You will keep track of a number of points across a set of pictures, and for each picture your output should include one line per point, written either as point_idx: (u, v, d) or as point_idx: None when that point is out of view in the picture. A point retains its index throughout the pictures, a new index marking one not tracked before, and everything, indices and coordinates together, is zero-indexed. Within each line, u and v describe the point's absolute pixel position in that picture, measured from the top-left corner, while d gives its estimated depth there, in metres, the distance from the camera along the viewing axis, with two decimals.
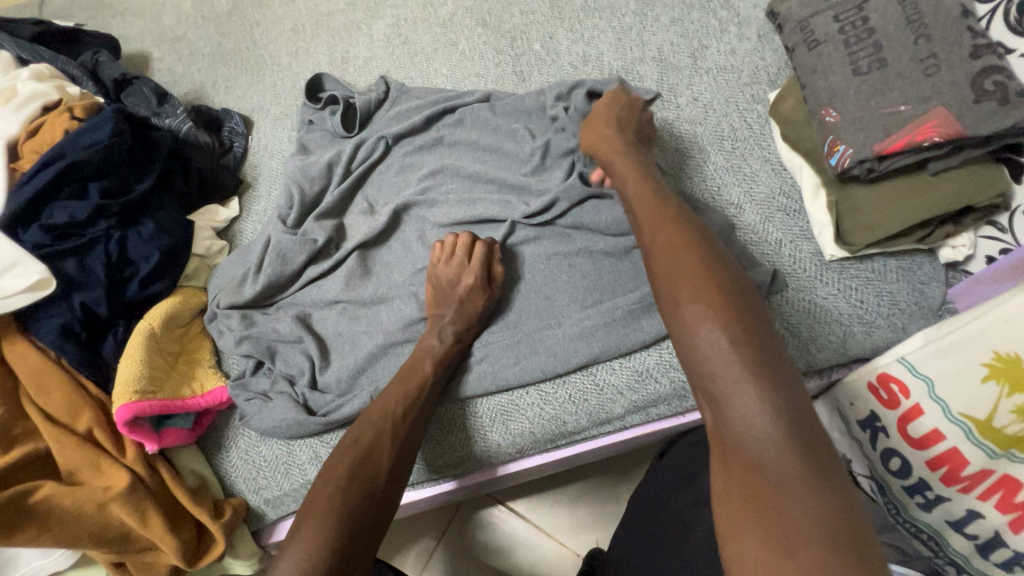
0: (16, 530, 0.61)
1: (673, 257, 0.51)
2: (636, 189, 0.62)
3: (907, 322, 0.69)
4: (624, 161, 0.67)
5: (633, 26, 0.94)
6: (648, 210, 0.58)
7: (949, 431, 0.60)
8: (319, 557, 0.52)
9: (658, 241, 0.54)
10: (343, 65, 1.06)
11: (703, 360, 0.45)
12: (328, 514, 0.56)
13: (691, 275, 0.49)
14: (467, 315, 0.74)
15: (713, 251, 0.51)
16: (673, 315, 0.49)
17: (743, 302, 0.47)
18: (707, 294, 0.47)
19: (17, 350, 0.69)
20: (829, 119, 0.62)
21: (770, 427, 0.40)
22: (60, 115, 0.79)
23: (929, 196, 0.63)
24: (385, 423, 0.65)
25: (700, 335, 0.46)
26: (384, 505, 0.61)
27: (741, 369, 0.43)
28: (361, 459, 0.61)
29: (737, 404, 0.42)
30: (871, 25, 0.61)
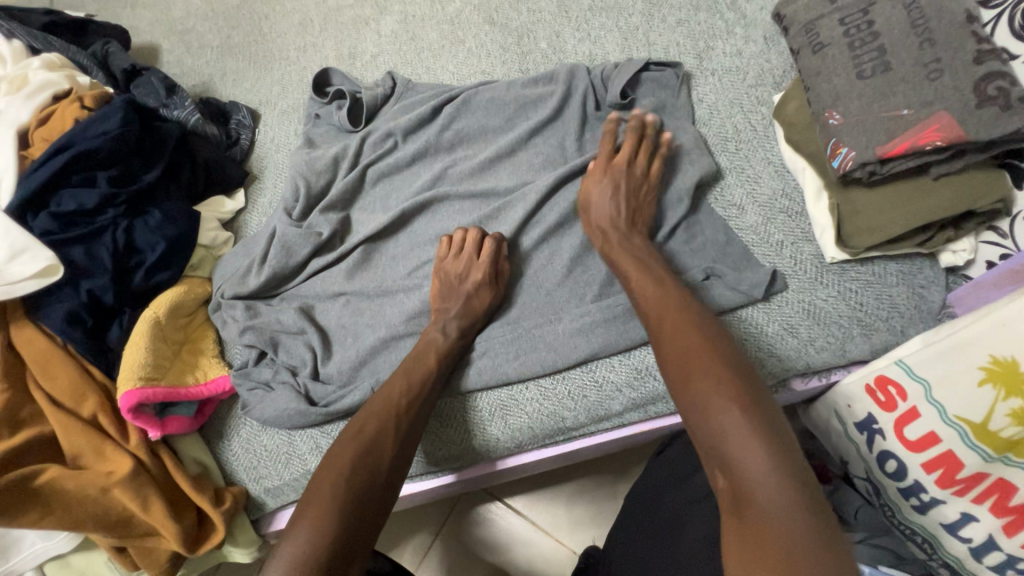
0: (20, 512, 0.62)
1: (684, 340, 0.59)
2: (641, 282, 0.68)
3: (906, 325, 0.69)
4: (624, 253, 0.72)
5: (640, 26, 0.94)
6: (657, 302, 0.65)
7: (945, 434, 0.60)
8: (320, 547, 0.53)
9: (671, 332, 0.61)
10: (351, 60, 1.06)
11: (718, 433, 0.50)
12: (330, 504, 0.56)
13: (704, 362, 0.55)
14: (473, 311, 0.75)
15: (723, 342, 0.58)
16: (688, 396, 0.54)
17: (753, 386, 0.53)
18: (720, 378, 0.53)
19: (24, 334, 0.70)
20: (832, 121, 0.62)
21: (783, 488, 0.44)
22: (71, 105, 0.79)
23: (931, 200, 0.64)
24: (389, 416, 0.66)
25: (713, 404, 0.51)
26: (387, 496, 0.61)
27: (755, 438, 0.48)
28: (364, 450, 0.62)
29: (750, 468, 0.46)
30: (876, 29, 0.61)
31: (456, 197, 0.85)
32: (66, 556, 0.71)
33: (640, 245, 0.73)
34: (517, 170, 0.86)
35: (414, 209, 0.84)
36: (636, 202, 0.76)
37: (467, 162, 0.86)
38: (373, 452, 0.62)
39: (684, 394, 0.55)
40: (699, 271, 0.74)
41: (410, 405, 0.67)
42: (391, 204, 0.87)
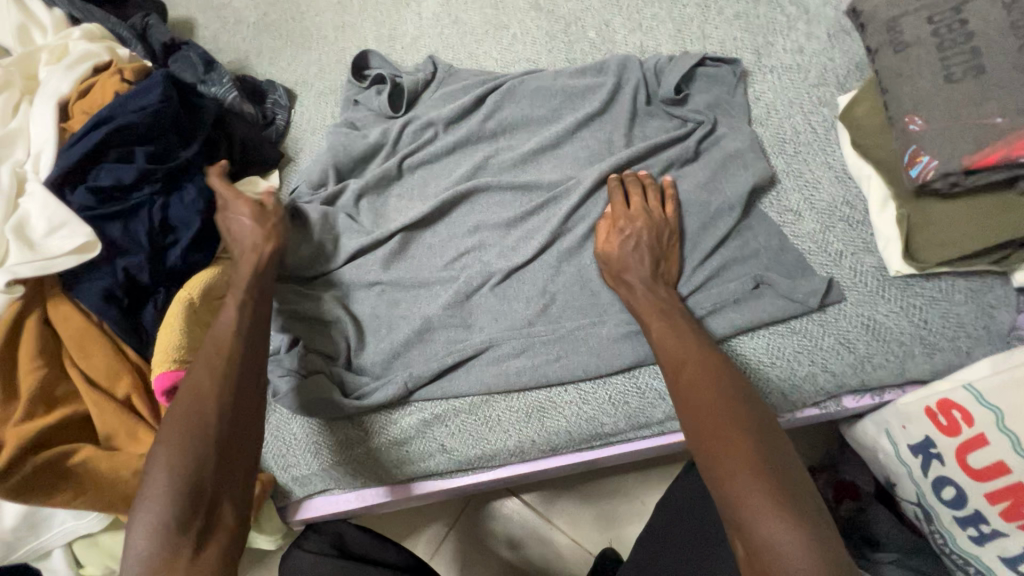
0: (54, 491, 0.61)
1: (704, 399, 0.59)
2: (660, 331, 0.66)
3: (972, 346, 0.65)
4: (648, 300, 0.69)
5: (694, 18, 0.90)
6: (679, 352, 0.64)
7: (1015, 465, 0.57)
8: (165, 514, 0.53)
9: (692, 389, 0.60)
10: (390, 42, 1.03)
11: (743, 505, 0.51)
12: (161, 476, 0.54)
13: (729, 430, 0.56)
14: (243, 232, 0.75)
15: (741, 399, 0.59)
16: (710, 463, 0.55)
17: (777, 456, 0.54)
18: (745, 448, 0.54)
19: (59, 311, 0.69)
20: (912, 127, 0.58)
21: (810, 563, 0.47)
22: (112, 77, 0.78)
23: (1013, 216, 0.60)
24: (209, 372, 0.60)
25: (732, 471, 0.53)
26: (233, 447, 0.58)
27: (771, 510, 0.50)
28: (186, 411, 0.57)
29: (777, 541, 0.49)
30: (970, 29, 0.57)
31: (498, 189, 0.82)
32: (95, 535, 0.69)
33: (668, 294, 0.70)
34: (563, 163, 0.83)
35: (453, 199, 0.82)
36: (664, 247, 0.73)
37: (511, 154, 0.84)
38: (195, 412, 0.57)
39: (706, 459, 0.56)
40: (750, 281, 0.71)
41: (218, 353, 0.61)
42: (430, 193, 0.84)
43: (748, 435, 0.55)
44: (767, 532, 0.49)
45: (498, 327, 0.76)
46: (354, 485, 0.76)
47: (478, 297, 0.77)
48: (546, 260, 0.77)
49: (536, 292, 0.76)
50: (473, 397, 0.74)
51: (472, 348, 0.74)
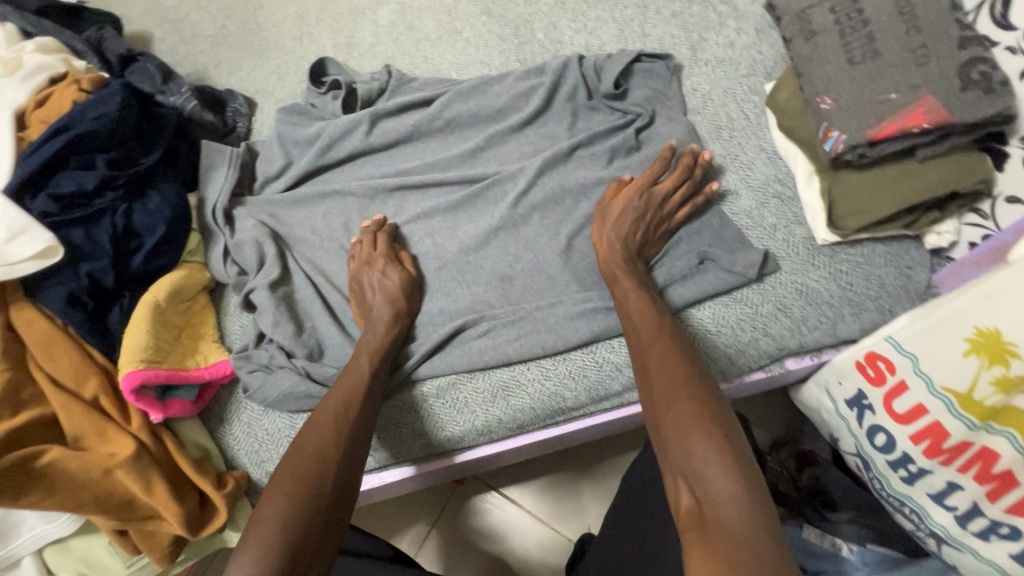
0: (24, 492, 0.62)
1: (666, 365, 0.63)
2: (633, 303, 0.70)
3: (893, 305, 0.72)
4: (625, 270, 0.73)
5: (635, 18, 0.96)
6: (645, 326, 0.68)
7: (932, 405, 0.62)
8: (273, 552, 0.54)
9: (653, 359, 0.64)
10: (348, 50, 1.07)
11: (697, 457, 0.54)
12: (275, 517, 0.56)
13: (688, 390, 0.59)
14: (390, 293, 0.77)
15: (700, 369, 0.62)
16: (670, 421, 0.58)
17: (723, 416, 0.57)
18: (701, 406, 0.58)
19: (23, 315, 0.69)
20: (823, 106, 0.65)
21: (742, 508, 0.49)
22: (69, 87, 0.79)
23: (917, 182, 0.66)
24: (330, 421, 0.65)
25: (687, 425, 0.56)
26: (343, 496, 0.61)
27: (719, 461, 0.53)
28: (308, 459, 0.61)
29: (715, 488, 0.51)
30: (866, 17, 0.64)
31: (455, 183, 0.87)
32: (66, 541, 0.70)
33: (641, 267, 0.74)
34: (516, 158, 0.88)
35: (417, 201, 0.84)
36: (657, 223, 0.76)
37: (467, 149, 0.88)
38: (319, 462, 0.61)
39: (665, 416, 0.59)
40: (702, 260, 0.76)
41: (349, 408, 0.66)
42: (391, 190, 0.87)
43: (699, 398, 0.58)
44: (709, 481, 0.52)
45: (461, 314, 0.79)
46: None
47: (441, 287, 0.81)
48: (504, 248, 0.81)
49: (496, 279, 0.80)
50: (440, 378, 0.77)
51: (438, 335, 0.77)
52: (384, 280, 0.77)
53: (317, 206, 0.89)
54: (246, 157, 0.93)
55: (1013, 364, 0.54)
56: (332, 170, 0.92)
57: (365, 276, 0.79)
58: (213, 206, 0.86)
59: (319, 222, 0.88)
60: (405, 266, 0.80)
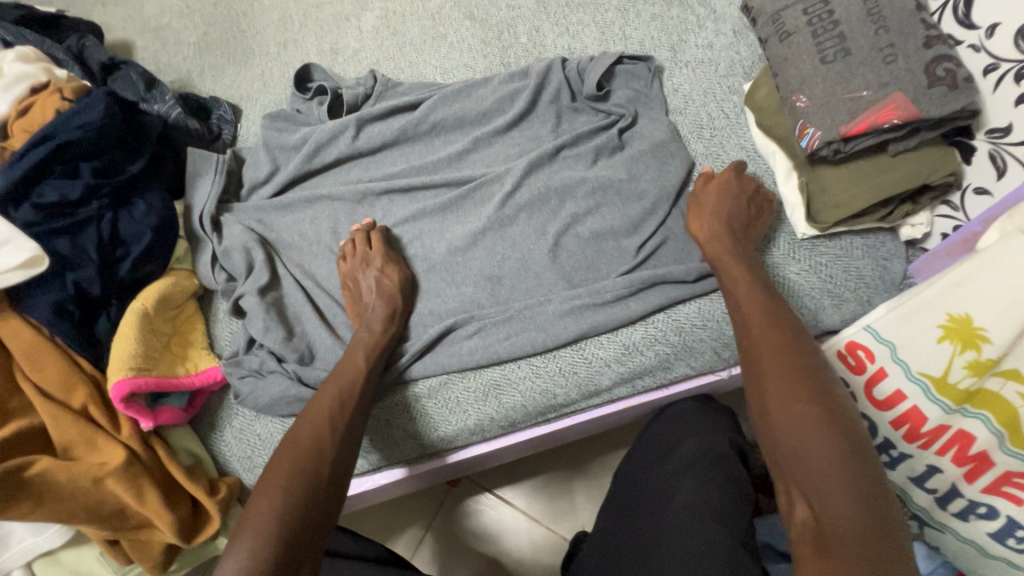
0: (12, 503, 0.61)
1: (777, 363, 0.57)
2: (743, 291, 0.66)
3: (871, 295, 0.74)
4: (738, 254, 0.70)
5: (616, 21, 0.98)
6: (757, 317, 0.62)
7: (909, 391, 0.64)
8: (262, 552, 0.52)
9: (768, 354, 0.58)
10: (332, 56, 1.07)
11: (818, 471, 0.49)
12: (267, 513, 0.55)
13: (804, 395, 0.53)
14: (387, 293, 0.78)
15: (815, 370, 0.56)
16: (783, 424, 0.53)
17: (852, 434, 0.51)
18: (815, 413, 0.52)
19: (7, 325, 0.68)
20: (799, 104, 0.67)
21: (869, 541, 0.45)
22: (50, 96, 0.78)
23: (889, 176, 0.68)
24: (322, 422, 0.64)
25: (804, 432, 0.51)
26: (334, 494, 0.60)
27: (844, 481, 0.48)
28: (300, 458, 0.60)
29: (839, 509, 0.46)
30: (837, 17, 0.66)
31: (443, 186, 0.88)
32: (57, 552, 0.69)
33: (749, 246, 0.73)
34: (502, 160, 0.89)
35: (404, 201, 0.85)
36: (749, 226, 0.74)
37: (453, 152, 0.89)
38: (313, 460, 0.60)
39: (774, 419, 0.54)
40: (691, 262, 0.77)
41: (344, 408, 0.66)
42: (379, 194, 0.88)
43: (825, 405, 0.53)
44: (829, 499, 0.47)
45: (452, 315, 0.80)
46: None
47: (432, 289, 0.82)
48: (492, 249, 0.82)
49: (486, 279, 0.81)
50: (433, 378, 0.78)
51: (426, 336, 0.78)
52: (382, 279, 0.78)
53: (305, 211, 0.89)
54: (233, 164, 0.93)
55: (985, 348, 0.57)
56: (319, 175, 0.92)
57: (362, 276, 0.79)
58: (200, 213, 0.86)
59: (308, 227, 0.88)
60: (399, 266, 0.81)
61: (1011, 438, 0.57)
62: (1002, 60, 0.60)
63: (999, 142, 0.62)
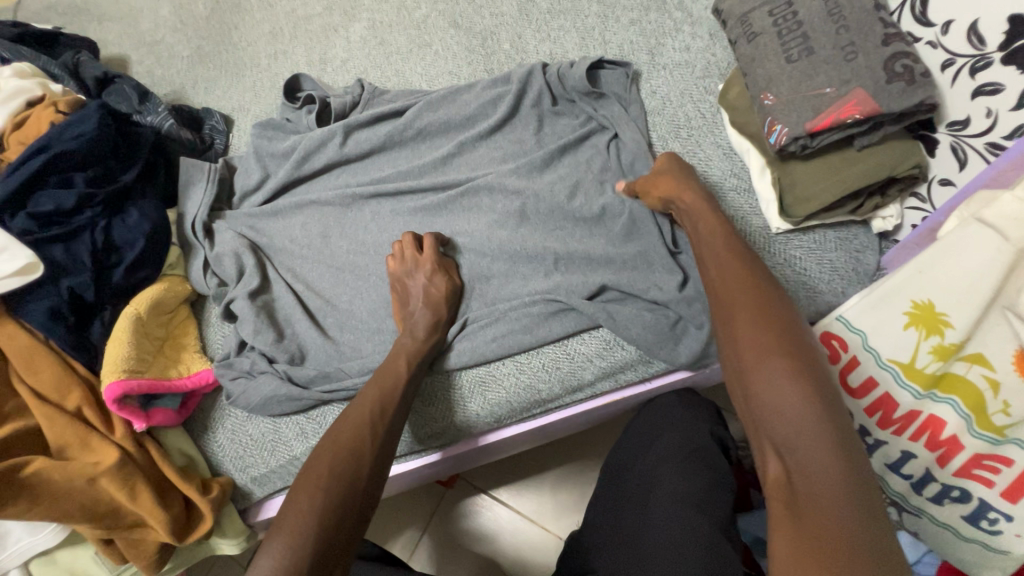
0: (7, 503, 0.63)
1: (747, 318, 0.56)
2: (715, 256, 0.65)
3: (846, 286, 0.75)
4: (711, 213, 0.71)
5: (595, 26, 1.01)
6: (732, 277, 0.61)
7: (881, 378, 0.66)
8: (297, 550, 0.55)
9: (744, 311, 0.56)
10: (321, 66, 1.10)
11: (784, 422, 0.48)
12: (307, 509, 0.58)
13: (774, 348, 0.52)
14: (435, 301, 0.78)
15: (788, 323, 0.54)
16: (754, 378, 0.52)
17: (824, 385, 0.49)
18: (784, 364, 0.51)
19: (5, 330, 0.71)
20: (767, 101, 0.70)
21: (834, 487, 0.43)
22: (46, 109, 0.81)
23: (858, 169, 0.70)
24: (362, 428, 0.66)
25: (773, 384, 0.50)
26: (367, 499, 0.62)
27: (809, 428, 0.46)
28: (341, 464, 0.62)
29: (811, 458, 0.45)
30: (800, 18, 0.70)
31: (429, 189, 0.89)
32: (52, 552, 0.71)
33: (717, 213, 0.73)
34: (487, 164, 0.91)
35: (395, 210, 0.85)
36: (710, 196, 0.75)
37: (439, 156, 0.91)
38: (353, 470, 0.62)
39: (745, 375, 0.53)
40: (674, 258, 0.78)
41: (384, 415, 0.68)
42: (367, 198, 0.90)
43: (793, 355, 0.51)
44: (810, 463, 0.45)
45: None
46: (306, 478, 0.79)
47: None
48: (481, 251, 0.84)
49: (469, 278, 0.83)
50: (478, 368, 0.80)
51: (450, 333, 0.80)
52: (428, 286, 0.78)
53: (295, 216, 0.91)
54: (224, 172, 0.95)
55: (947, 333, 0.59)
56: (309, 181, 0.95)
57: (411, 282, 0.80)
58: (192, 220, 0.88)
59: (298, 232, 0.90)
60: (449, 273, 0.81)
61: (978, 421, 0.59)
62: (958, 55, 0.63)
63: (959, 134, 0.65)
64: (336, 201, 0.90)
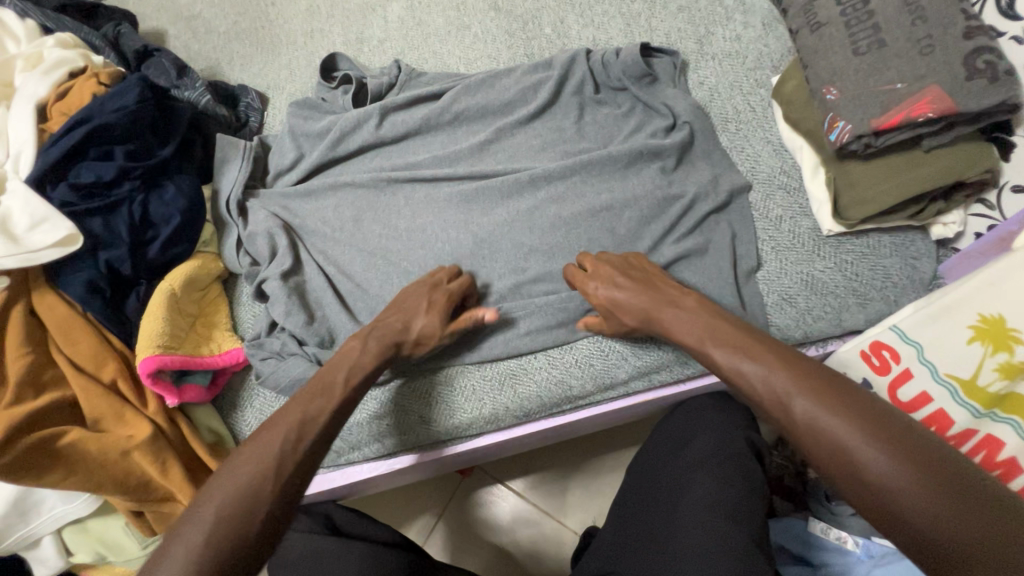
0: (44, 472, 0.64)
1: (778, 380, 0.54)
2: (701, 332, 0.63)
3: (899, 294, 0.72)
4: (666, 316, 0.66)
5: (642, 12, 0.97)
6: (736, 346, 0.59)
7: (935, 393, 0.62)
8: (201, 533, 0.50)
9: (772, 375, 0.55)
10: (358, 45, 1.08)
11: (874, 481, 0.46)
12: (214, 502, 0.52)
13: (824, 403, 0.51)
14: (409, 322, 0.72)
15: (810, 369, 0.54)
16: (821, 447, 0.49)
17: (880, 416, 0.49)
18: (840, 416, 0.49)
19: (44, 301, 0.71)
20: (830, 96, 0.66)
21: (958, 521, 0.42)
22: (88, 81, 0.81)
23: (923, 171, 0.66)
24: (265, 466, 0.55)
25: (844, 442, 0.48)
26: (289, 481, 0.55)
27: (900, 474, 0.45)
28: (228, 523, 0.51)
29: (924, 508, 0.43)
30: (871, 8, 0.66)
31: (463, 176, 0.87)
32: (83, 522, 0.72)
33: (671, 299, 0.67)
34: (525, 152, 0.88)
35: None
36: (650, 290, 0.69)
37: (476, 142, 0.89)
38: (239, 532, 0.51)
39: (808, 445, 0.50)
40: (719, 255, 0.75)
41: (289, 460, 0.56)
42: (401, 182, 0.89)
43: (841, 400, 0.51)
44: (946, 539, 0.42)
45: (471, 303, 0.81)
46: (338, 461, 0.80)
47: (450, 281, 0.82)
48: (516, 241, 0.82)
49: (503, 268, 0.82)
50: (506, 359, 0.78)
51: (476, 324, 0.77)
52: (422, 312, 0.72)
53: (328, 198, 0.90)
54: (259, 151, 0.95)
55: (1017, 349, 0.56)
56: (343, 162, 0.93)
57: (410, 298, 0.74)
58: (227, 198, 0.88)
59: (331, 213, 0.89)
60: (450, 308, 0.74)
61: None
62: None
63: None
64: (370, 184, 0.89)
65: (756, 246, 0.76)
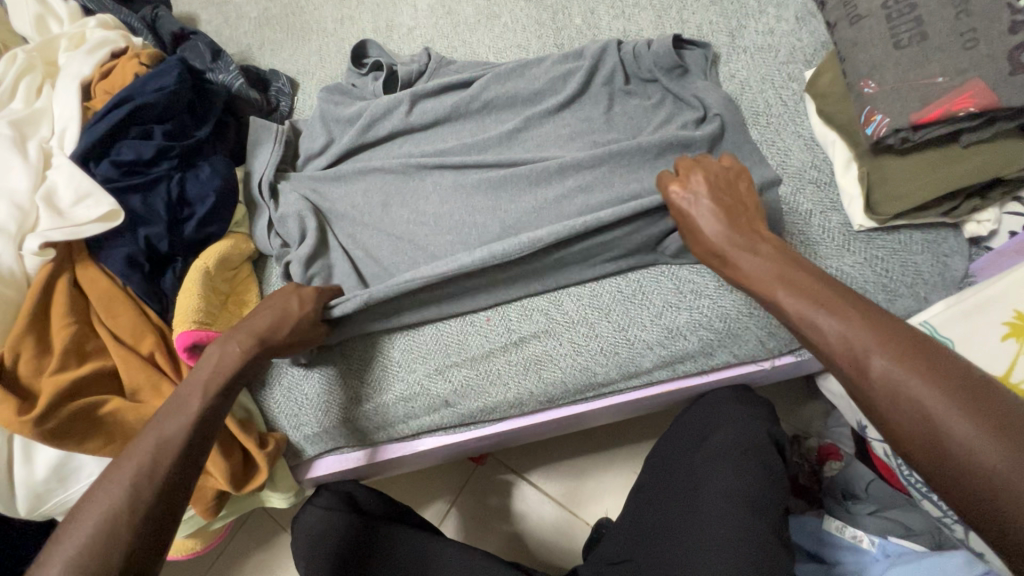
0: (85, 438, 0.66)
1: (864, 339, 0.52)
2: (779, 284, 0.61)
3: (929, 291, 0.71)
4: (739, 249, 0.65)
5: (673, 5, 0.97)
6: (820, 301, 0.57)
7: None
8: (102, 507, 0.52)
9: (859, 333, 0.53)
10: (388, 33, 1.09)
11: (959, 449, 0.45)
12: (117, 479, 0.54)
13: (913, 367, 0.49)
14: (285, 308, 0.71)
15: (904, 333, 0.52)
16: (903, 410, 0.48)
17: (975, 388, 0.47)
18: (928, 383, 0.48)
19: (88, 274, 0.73)
20: (867, 90, 0.66)
21: None
22: (130, 61, 0.83)
23: (960, 167, 0.66)
24: (155, 443, 0.57)
25: (929, 407, 0.47)
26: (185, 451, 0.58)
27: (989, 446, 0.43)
28: (90, 542, 0.50)
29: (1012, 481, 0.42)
30: (914, 1, 0.65)
31: (491, 164, 0.88)
32: None
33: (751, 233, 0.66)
34: (553, 141, 0.89)
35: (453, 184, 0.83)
36: (733, 213, 0.67)
37: (505, 131, 0.89)
38: (102, 547, 0.50)
39: (889, 406, 0.49)
40: None
41: (154, 473, 0.55)
42: (430, 168, 0.89)
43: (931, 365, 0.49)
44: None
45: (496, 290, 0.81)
46: (364, 441, 0.81)
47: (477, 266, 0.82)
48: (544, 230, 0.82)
49: None
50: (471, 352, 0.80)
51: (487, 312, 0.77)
52: (294, 299, 0.72)
53: (358, 182, 0.91)
54: (291, 135, 0.96)
55: None
56: (373, 148, 0.94)
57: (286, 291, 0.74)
58: (259, 180, 0.89)
59: (361, 197, 0.90)
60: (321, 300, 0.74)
61: None
62: None
63: None
64: (399, 169, 0.90)
65: (786, 239, 0.75)
